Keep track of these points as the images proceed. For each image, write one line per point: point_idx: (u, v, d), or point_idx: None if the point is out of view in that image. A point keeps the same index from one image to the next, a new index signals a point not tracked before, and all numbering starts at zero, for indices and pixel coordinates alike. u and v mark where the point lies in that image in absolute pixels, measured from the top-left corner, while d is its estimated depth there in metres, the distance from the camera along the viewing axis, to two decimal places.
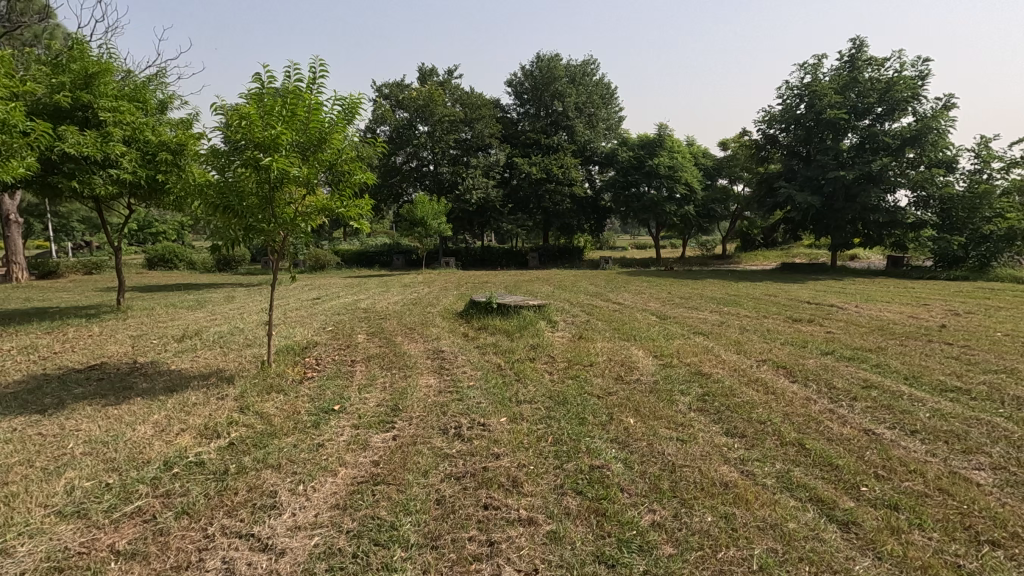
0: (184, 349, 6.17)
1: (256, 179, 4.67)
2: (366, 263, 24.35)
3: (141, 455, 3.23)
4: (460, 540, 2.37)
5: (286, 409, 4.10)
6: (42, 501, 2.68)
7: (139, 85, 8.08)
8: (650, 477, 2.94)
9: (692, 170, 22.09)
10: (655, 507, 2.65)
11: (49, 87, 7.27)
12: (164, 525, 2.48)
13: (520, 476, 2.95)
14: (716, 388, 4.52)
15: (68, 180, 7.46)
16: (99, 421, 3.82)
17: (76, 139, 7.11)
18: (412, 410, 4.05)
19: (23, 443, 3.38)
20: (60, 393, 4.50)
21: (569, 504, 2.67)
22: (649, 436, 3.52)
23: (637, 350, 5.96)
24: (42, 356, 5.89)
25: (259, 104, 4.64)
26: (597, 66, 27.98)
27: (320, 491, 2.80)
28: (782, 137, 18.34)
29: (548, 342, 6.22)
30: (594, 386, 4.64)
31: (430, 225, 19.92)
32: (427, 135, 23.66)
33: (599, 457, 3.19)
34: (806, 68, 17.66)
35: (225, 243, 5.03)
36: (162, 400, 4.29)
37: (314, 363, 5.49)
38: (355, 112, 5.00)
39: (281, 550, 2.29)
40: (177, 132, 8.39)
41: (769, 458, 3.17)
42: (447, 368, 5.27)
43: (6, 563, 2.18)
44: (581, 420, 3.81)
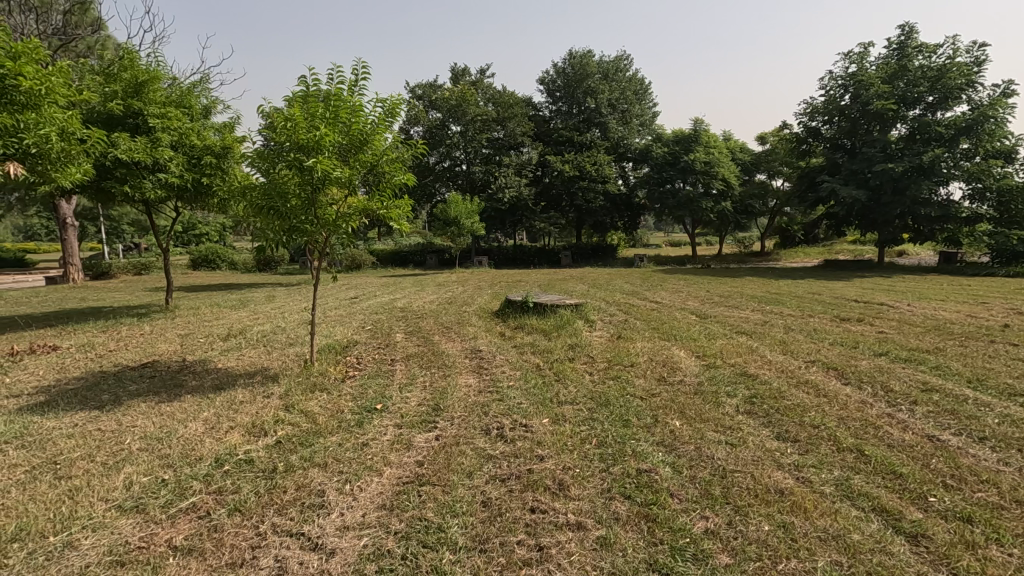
0: (229, 348, 6.33)
1: (298, 180, 4.75)
2: (401, 262, 24.66)
3: (193, 452, 3.31)
4: (508, 544, 2.33)
5: (330, 407, 4.15)
6: (103, 495, 2.77)
7: (185, 91, 8.37)
8: (700, 482, 2.85)
9: (729, 165, 21.54)
10: (708, 513, 2.56)
11: (103, 96, 7.60)
12: (217, 521, 2.53)
13: (566, 479, 2.91)
14: (764, 390, 4.38)
15: (122, 184, 7.76)
16: (153, 417, 3.95)
17: (128, 146, 7.38)
18: (454, 410, 4.04)
19: (85, 438, 3.52)
20: (116, 390, 4.68)
21: (618, 509, 2.61)
22: (697, 439, 3.42)
23: (678, 350, 5.83)
24: (98, 353, 6.15)
25: (303, 107, 4.75)
26: (630, 61, 27.60)
27: (366, 491, 2.81)
28: (825, 129, 17.70)
29: (586, 342, 6.13)
30: (636, 386, 4.57)
31: (463, 224, 19.98)
32: (460, 135, 23.84)
33: (646, 460, 3.11)
34: (851, 57, 17.00)
35: (269, 245, 5.13)
36: (211, 398, 4.41)
37: (355, 363, 5.55)
38: (395, 114, 5.04)
39: (331, 550, 2.30)
40: (221, 135, 8.65)
41: (825, 465, 3.03)
42: (486, 368, 5.24)
43: (72, 556, 2.26)
44: (625, 422, 3.74)
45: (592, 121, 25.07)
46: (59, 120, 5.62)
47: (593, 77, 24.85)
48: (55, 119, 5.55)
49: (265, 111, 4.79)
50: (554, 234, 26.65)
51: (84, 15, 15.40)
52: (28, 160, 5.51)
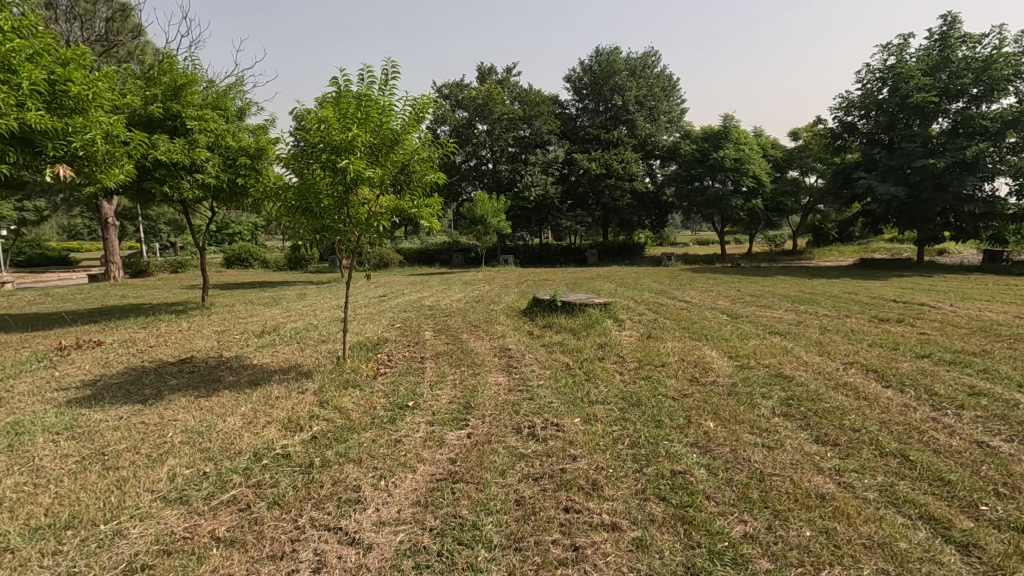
0: (264, 344, 6.49)
1: (331, 180, 4.83)
2: (427, 261, 24.90)
3: (233, 446, 3.40)
4: (543, 543, 2.33)
5: (363, 404, 4.21)
6: (148, 486, 2.86)
7: (221, 94, 8.58)
8: (737, 485, 2.80)
9: (761, 162, 21.05)
10: (746, 517, 2.51)
11: (144, 99, 7.85)
12: (258, 514, 2.58)
13: (600, 480, 2.88)
14: (800, 392, 4.25)
15: (160, 185, 7.97)
16: (192, 412, 4.06)
17: (166, 147, 7.58)
18: (484, 408, 4.06)
19: (130, 431, 3.65)
20: (158, 384, 4.83)
21: (653, 510, 2.58)
22: (732, 441, 3.35)
23: (710, 350, 5.74)
24: (140, 349, 6.35)
25: (335, 108, 4.83)
26: (658, 57, 27.26)
27: (401, 487, 2.84)
28: (862, 124, 17.17)
29: (616, 342, 6.07)
30: (668, 386, 4.51)
31: (490, 223, 19.98)
32: (486, 134, 24.12)
33: (680, 462, 3.07)
34: (890, 49, 16.46)
35: (302, 244, 5.24)
36: (248, 393, 4.51)
37: (386, 360, 5.62)
38: (425, 113, 5.08)
39: (368, 545, 2.33)
40: (256, 137, 8.86)
41: (868, 470, 2.94)
42: (516, 367, 5.24)
43: (122, 544, 2.34)
44: (658, 422, 3.69)
45: (618, 119, 24.87)
46: (104, 123, 5.84)
47: (620, 73, 24.60)
48: (100, 122, 5.76)
49: (299, 112, 4.89)
50: (580, 233, 26.52)
51: (125, 21, 15.95)
52: (77, 163, 5.72)
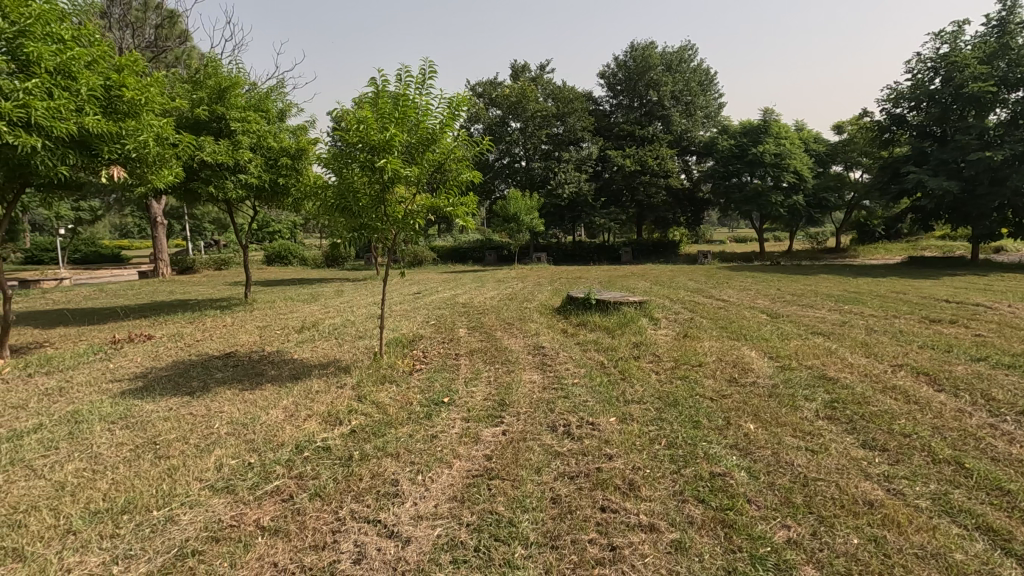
0: (304, 340, 6.67)
1: (369, 180, 4.92)
2: (460, 259, 25.10)
3: (275, 438, 3.50)
4: (580, 542, 2.32)
5: (400, 399, 4.28)
6: (197, 475, 2.97)
7: (263, 96, 8.84)
8: (780, 489, 2.72)
9: (802, 156, 20.37)
10: (789, 522, 2.44)
11: (191, 103, 8.17)
12: (300, 505, 2.66)
13: (636, 480, 2.85)
14: (846, 394, 4.11)
15: (206, 184, 8.27)
16: (237, 404, 4.21)
17: (212, 148, 7.85)
18: (519, 405, 4.08)
19: (179, 421, 3.80)
20: (205, 377, 5.03)
21: (692, 512, 2.53)
22: (774, 444, 3.26)
23: (749, 350, 5.60)
24: (187, 343, 6.62)
25: (373, 108, 4.91)
26: (695, 50, 26.70)
27: (438, 482, 2.87)
28: (912, 116, 16.44)
29: (651, 341, 6.00)
30: (705, 387, 4.42)
31: (523, 221, 19.98)
32: (519, 132, 24.16)
33: (719, 464, 3.01)
34: (943, 37, 15.70)
35: (341, 242, 5.34)
36: (290, 386, 4.65)
37: (422, 356, 5.69)
38: (460, 112, 5.12)
39: (406, 538, 2.37)
40: (296, 137, 9.10)
41: (920, 477, 2.82)
42: (550, 365, 5.24)
43: (174, 530, 2.44)
44: (695, 423, 3.62)
45: (653, 114, 24.49)
46: (155, 126, 6.09)
47: (655, 68, 24.20)
48: (151, 125, 6.00)
49: (338, 113, 4.98)
50: (614, 231, 26.28)
51: (173, 27, 16.59)
52: (130, 164, 5.99)
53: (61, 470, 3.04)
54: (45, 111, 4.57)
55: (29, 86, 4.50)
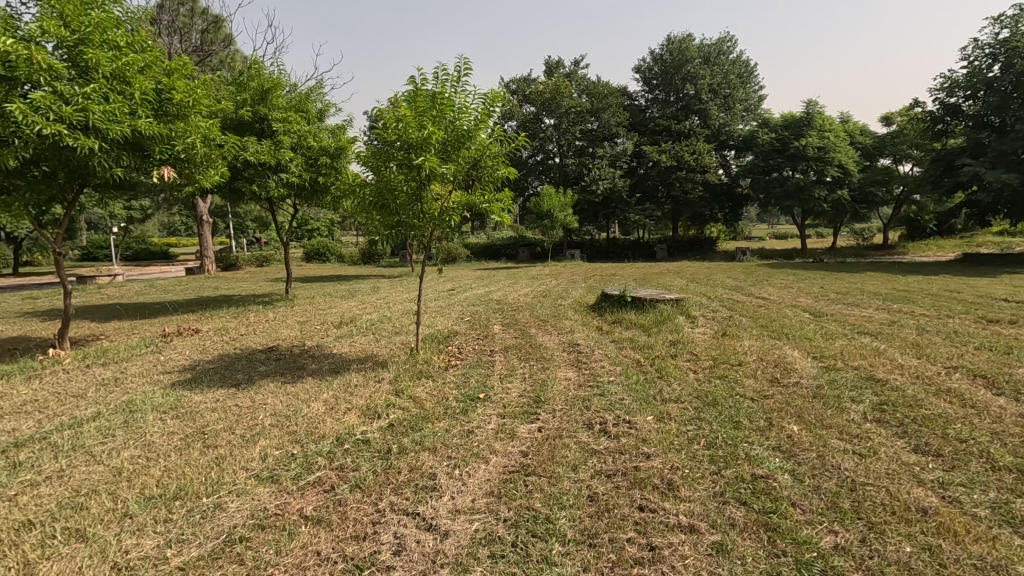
0: (343, 335, 6.82)
1: (407, 178, 4.97)
2: (494, 256, 25.19)
3: (317, 430, 3.59)
4: (618, 541, 2.30)
5: (436, 394, 4.32)
6: (243, 464, 3.08)
7: (303, 97, 9.05)
8: (826, 493, 2.64)
9: (848, 149, 19.61)
10: (837, 528, 2.36)
11: (236, 104, 8.44)
12: (341, 496, 2.72)
13: (675, 479, 2.81)
14: (896, 397, 3.95)
15: (250, 183, 8.52)
16: (280, 396, 4.33)
17: (255, 148, 8.10)
18: (554, 402, 4.07)
19: (225, 412, 3.94)
20: (250, 370, 5.20)
21: (733, 515, 2.48)
22: (819, 446, 3.16)
23: (791, 350, 5.43)
24: (232, 337, 6.85)
25: (410, 107, 4.95)
26: (734, 42, 26.02)
27: (475, 477, 2.89)
28: (968, 105, 15.62)
29: (688, 339, 5.90)
30: (745, 386, 4.31)
31: (556, 218, 19.89)
32: (553, 128, 24.08)
33: (762, 466, 2.93)
34: (1002, 21, 14.86)
35: (379, 240, 5.42)
36: (330, 380, 4.76)
37: (457, 352, 5.75)
38: (496, 109, 5.13)
39: (444, 531, 2.39)
40: (335, 137, 9.30)
41: (978, 485, 2.68)
42: (585, 362, 5.21)
43: (222, 516, 2.53)
44: (736, 424, 3.54)
45: (690, 108, 24.00)
46: (202, 127, 6.31)
47: (693, 61, 23.71)
48: (198, 125, 6.22)
49: (376, 112, 5.05)
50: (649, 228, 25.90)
51: (217, 32, 17.14)
52: (179, 165, 6.22)
53: (118, 457, 3.19)
54: (102, 115, 4.80)
55: (88, 90, 4.74)
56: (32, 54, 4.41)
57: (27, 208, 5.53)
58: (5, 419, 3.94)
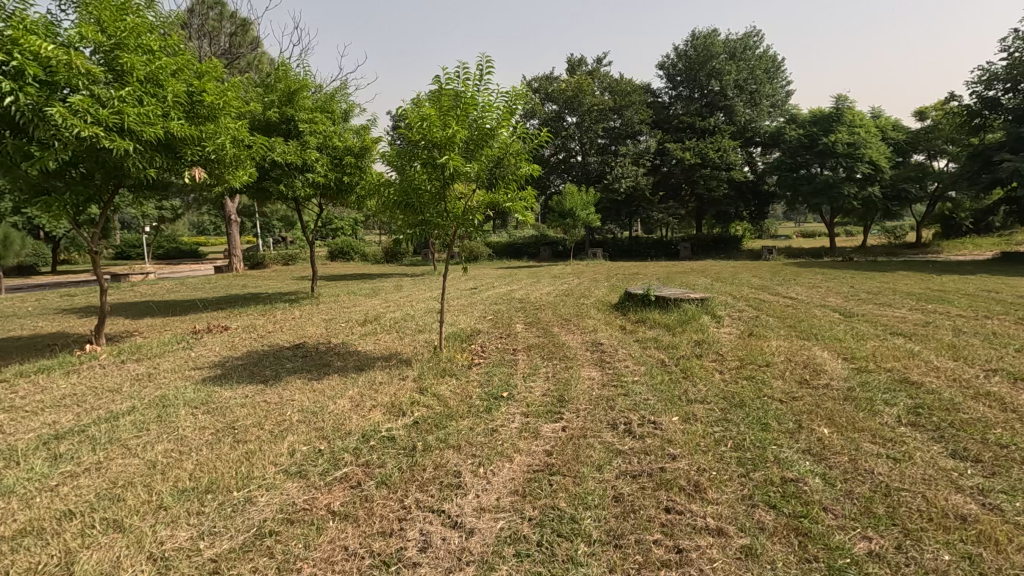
0: (367, 333, 6.90)
1: (431, 177, 5.00)
2: (516, 255, 25.20)
3: (343, 427, 3.64)
4: (645, 543, 2.28)
5: (460, 392, 4.34)
6: (273, 459, 3.14)
7: (329, 97, 9.18)
8: (859, 498, 2.57)
9: (879, 145, 19.08)
10: (870, 534, 2.30)
11: (264, 106, 8.60)
12: (368, 492, 2.75)
13: (702, 481, 2.77)
14: (932, 400, 3.82)
15: (277, 183, 8.68)
16: (307, 393, 4.40)
17: (282, 149, 8.25)
18: (578, 401, 4.05)
19: (255, 408, 4.02)
20: (277, 366, 5.30)
21: (763, 519, 2.43)
22: (851, 450, 3.08)
23: (821, 351, 5.30)
24: (259, 334, 6.98)
25: (433, 106, 4.98)
26: (761, 37, 25.56)
27: (499, 475, 2.90)
28: (1008, 98, 15.06)
29: (714, 339, 5.81)
30: (773, 388, 4.23)
31: (579, 216, 19.78)
32: (576, 126, 24.00)
33: (792, 469, 2.87)
34: None
35: (404, 238, 5.46)
36: (354, 377, 4.82)
37: (480, 350, 5.77)
38: (519, 107, 5.12)
39: (470, 529, 2.40)
40: (359, 136, 9.40)
41: (1022, 492, 2.58)
42: (608, 362, 5.17)
43: (252, 510, 2.58)
44: (764, 425, 3.48)
45: (715, 105, 23.65)
46: (230, 128, 6.44)
47: (718, 57, 23.38)
48: (227, 126, 6.36)
49: (400, 111, 5.09)
50: (672, 226, 25.61)
51: (245, 35, 17.51)
52: (209, 166, 6.34)
53: (153, 450, 3.29)
54: (136, 117, 4.93)
55: (123, 94, 4.88)
56: (71, 59, 4.56)
57: (66, 209, 5.72)
58: (47, 411, 4.09)
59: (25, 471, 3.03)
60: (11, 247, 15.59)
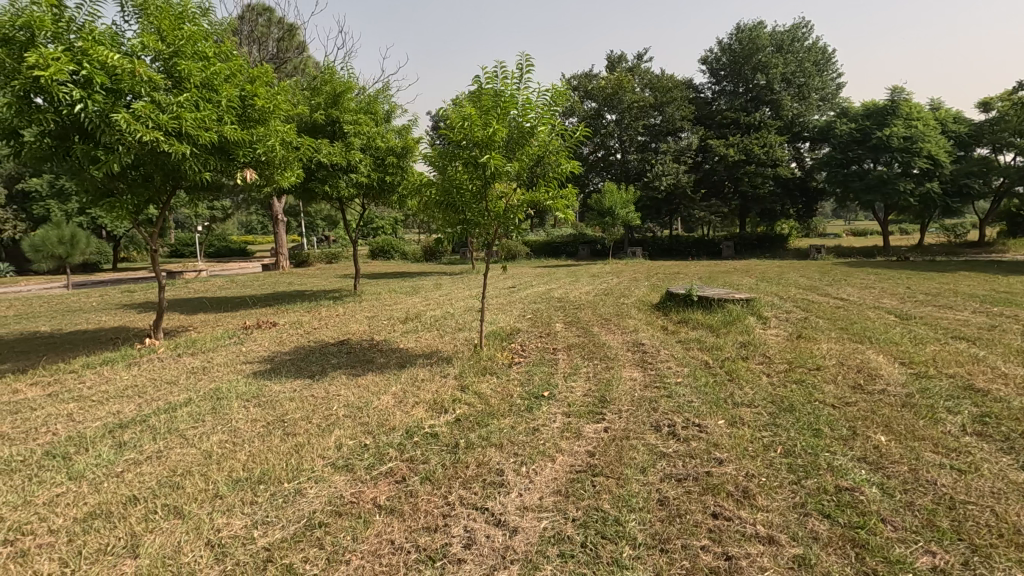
0: (409, 330, 7.01)
1: (472, 176, 5.04)
2: (554, 254, 25.13)
3: (387, 422, 3.71)
4: (692, 548, 2.23)
5: (500, 391, 4.36)
6: (320, 453, 3.22)
7: (372, 99, 9.36)
8: (921, 510, 2.44)
9: (938, 138, 18.10)
10: (934, 548, 2.18)
11: (310, 108, 8.84)
12: (412, 487, 2.79)
13: (751, 488, 2.69)
14: (1001, 409, 3.60)
15: (322, 184, 8.91)
16: (352, 388, 4.51)
17: (328, 150, 8.46)
18: (620, 402, 4.01)
19: (302, 402, 4.15)
20: (323, 362, 5.45)
21: (816, 528, 2.35)
22: (912, 460, 2.93)
23: (876, 355, 5.07)
24: (305, 330, 7.19)
25: (474, 105, 5.00)
26: (810, 28, 24.66)
27: (542, 475, 2.89)
28: None
29: (760, 341, 5.65)
30: (825, 393, 4.07)
31: (618, 215, 19.51)
32: (615, 124, 23.78)
33: (846, 478, 2.75)
34: None
35: (446, 237, 5.53)
36: (398, 374, 4.90)
37: (520, 349, 5.78)
38: (560, 105, 5.09)
39: (513, 528, 2.41)
40: (401, 136, 9.55)
41: None
42: (650, 362, 5.09)
43: (302, 501, 2.66)
44: (816, 432, 3.35)
45: (761, 100, 22.97)
46: (279, 130, 6.65)
47: (764, 50, 22.70)
48: (276, 129, 6.57)
49: (442, 111, 5.14)
50: (714, 224, 24.99)
51: (292, 39, 18.07)
52: (261, 168, 6.57)
53: (208, 441, 3.43)
54: (193, 121, 5.17)
55: (181, 99, 5.11)
56: (135, 67, 4.79)
57: (129, 210, 6.03)
58: (112, 401, 4.32)
59: (94, 458, 3.21)
60: (77, 245, 16.56)
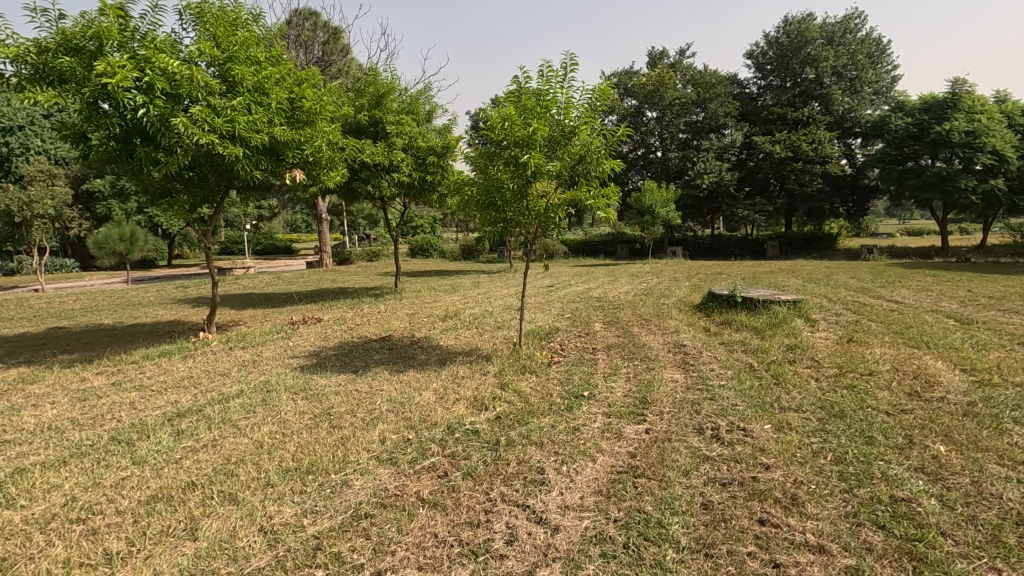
0: (448, 327, 7.10)
1: (513, 175, 5.05)
2: (592, 253, 24.93)
3: (429, 418, 3.77)
4: (738, 554, 2.19)
5: (540, 389, 4.37)
6: (366, 445, 3.31)
7: (414, 100, 9.50)
8: (985, 525, 2.32)
9: (1004, 132, 17.04)
10: (999, 565, 2.08)
11: (355, 110, 9.06)
12: (454, 483, 2.83)
13: (800, 494, 2.62)
14: None
15: (365, 184, 9.12)
16: (395, 383, 4.61)
17: (371, 151, 8.66)
18: (662, 404, 3.95)
19: (347, 396, 4.26)
20: (366, 358, 5.58)
21: (870, 539, 2.26)
22: (974, 472, 2.79)
23: (934, 361, 4.82)
24: (348, 326, 7.37)
25: (515, 104, 5.01)
26: (863, 19, 23.66)
27: (583, 474, 2.89)
28: None
29: (808, 344, 5.47)
30: (879, 399, 3.90)
31: (658, 214, 19.18)
32: (656, 121, 23.44)
33: (902, 488, 2.64)
34: None
35: (486, 236, 5.57)
36: (438, 371, 4.98)
37: (560, 348, 5.78)
38: (602, 104, 5.05)
39: (555, 526, 2.42)
40: (442, 136, 9.66)
41: None
42: (692, 364, 5.00)
43: (348, 492, 2.74)
44: (869, 439, 3.22)
45: (809, 94, 22.18)
46: (325, 131, 6.83)
47: (814, 43, 21.91)
48: (322, 130, 6.75)
49: (483, 109, 5.17)
50: (758, 223, 24.27)
51: (336, 42, 18.53)
52: (307, 168, 6.77)
53: (259, 431, 3.57)
54: (245, 123, 5.37)
55: (235, 103, 5.31)
56: (192, 73, 5.01)
57: (185, 209, 6.32)
58: (169, 391, 4.55)
59: (155, 444, 3.39)
60: (136, 243, 17.40)
